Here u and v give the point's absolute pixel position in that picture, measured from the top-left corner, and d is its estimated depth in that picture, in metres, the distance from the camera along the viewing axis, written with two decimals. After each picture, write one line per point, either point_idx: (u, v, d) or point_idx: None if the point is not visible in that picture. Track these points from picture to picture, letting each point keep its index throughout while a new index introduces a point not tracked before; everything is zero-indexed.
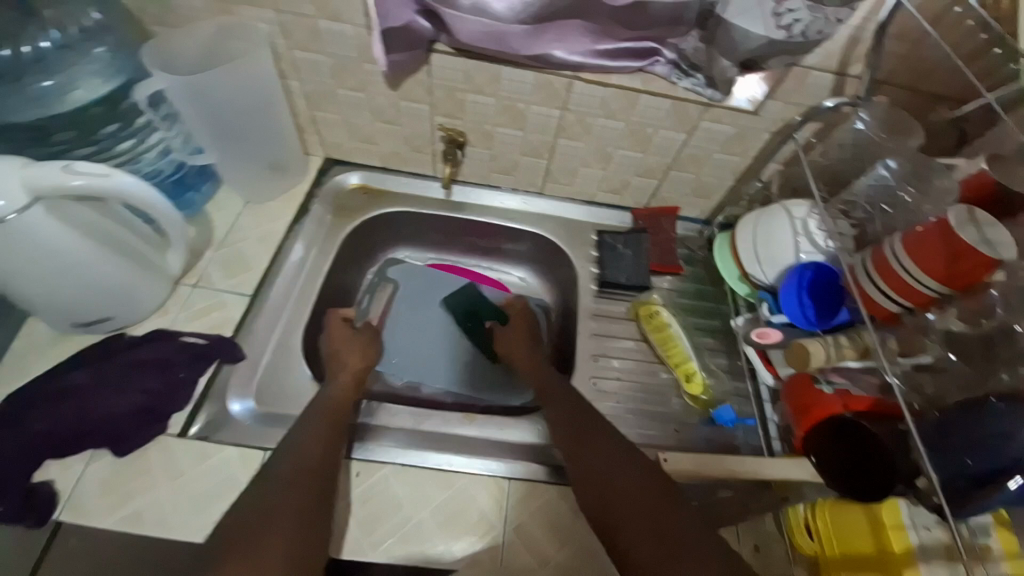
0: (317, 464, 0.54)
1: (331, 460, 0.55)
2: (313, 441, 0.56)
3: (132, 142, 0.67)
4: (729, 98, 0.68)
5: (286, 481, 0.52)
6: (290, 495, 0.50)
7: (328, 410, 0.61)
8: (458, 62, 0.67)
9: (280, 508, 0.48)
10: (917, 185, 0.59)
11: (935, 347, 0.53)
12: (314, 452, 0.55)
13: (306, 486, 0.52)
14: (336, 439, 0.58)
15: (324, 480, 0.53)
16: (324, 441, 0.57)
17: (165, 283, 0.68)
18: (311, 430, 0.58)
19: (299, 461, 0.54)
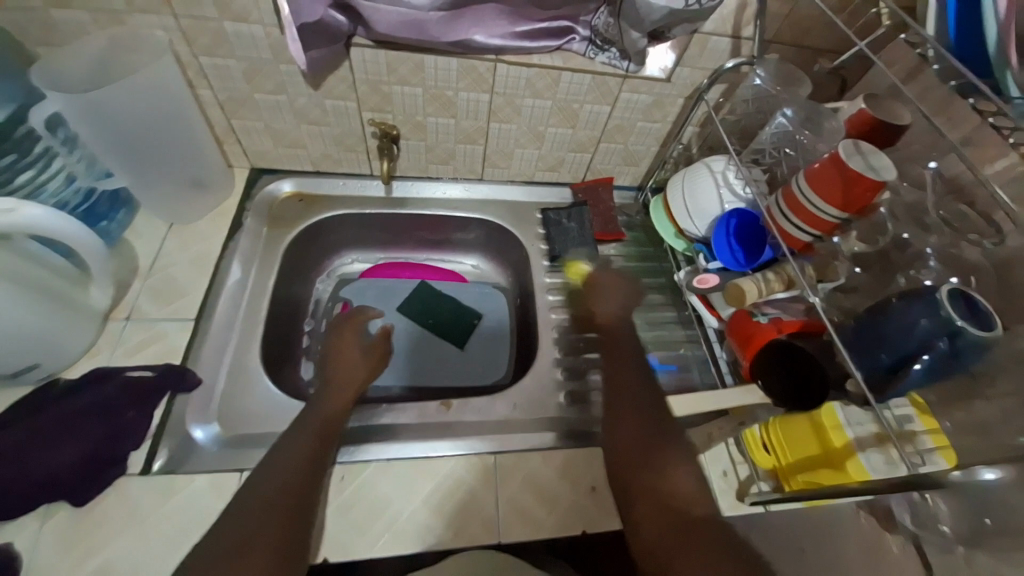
0: (294, 488, 0.52)
1: (311, 481, 0.53)
2: (297, 462, 0.54)
3: (32, 172, 0.61)
4: (643, 69, 0.73)
5: (259, 509, 0.49)
6: (267, 523, 0.47)
7: (316, 429, 0.58)
8: (380, 54, 0.67)
9: (256, 540, 0.46)
10: (812, 129, 0.67)
11: (844, 267, 0.61)
12: (292, 474, 0.53)
13: (282, 508, 0.49)
14: (320, 458, 0.56)
15: (301, 497, 0.51)
16: (305, 457, 0.55)
17: (94, 320, 0.63)
18: (290, 449, 0.55)
19: (280, 483, 0.51)
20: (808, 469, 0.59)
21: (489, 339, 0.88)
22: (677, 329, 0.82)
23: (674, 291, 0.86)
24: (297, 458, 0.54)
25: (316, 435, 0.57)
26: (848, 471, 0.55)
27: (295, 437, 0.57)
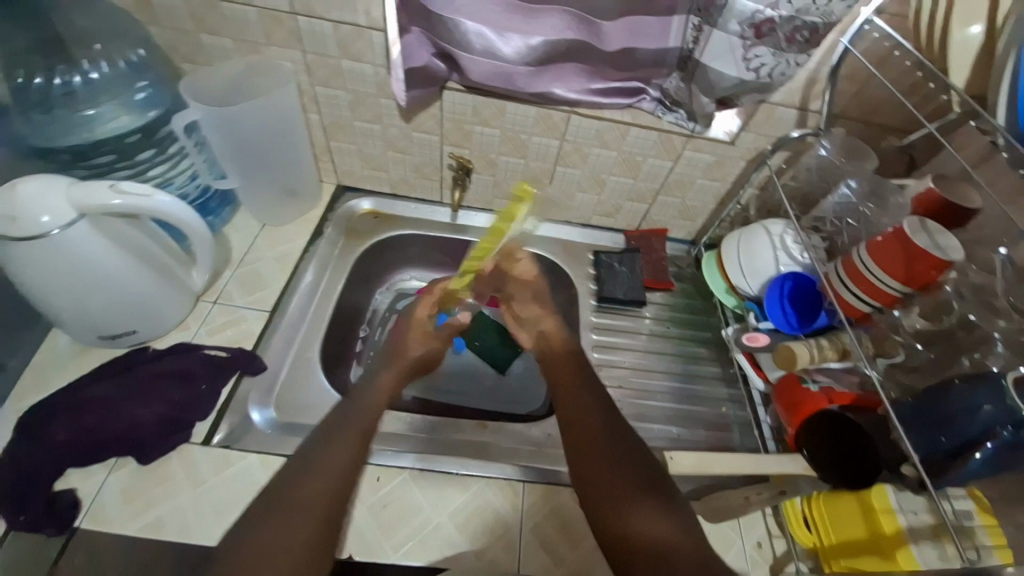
0: (332, 492, 0.49)
1: (348, 487, 0.50)
2: (342, 463, 0.51)
3: (165, 167, 0.72)
4: (708, 130, 0.76)
5: (297, 510, 0.47)
6: (303, 530, 0.45)
7: (360, 430, 0.55)
8: (468, 98, 0.75)
9: (284, 551, 0.44)
10: (876, 202, 0.67)
11: (904, 342, 0.59)
12: (339, 478, 0.50)
13: (316, 515, 0.47)
14: (361, 461, 0.53)
15: (336, 506, 0.48)
16: (348, 461, 0.52)
17: (188, 298, 0.72)
18: (337, 450, 0.52)
19: (319, 482, 0.49)
20: (852, 554, 0.57)
21: (529, 370, 0.90)
22: (720, 386, 0.81)
23: (719, 347, 0.85)
24: (338, 459, 0.51)
25: (358, 433, 0.54)
26: (895, 560, 0.53)
27: (333, 440, 0.53)
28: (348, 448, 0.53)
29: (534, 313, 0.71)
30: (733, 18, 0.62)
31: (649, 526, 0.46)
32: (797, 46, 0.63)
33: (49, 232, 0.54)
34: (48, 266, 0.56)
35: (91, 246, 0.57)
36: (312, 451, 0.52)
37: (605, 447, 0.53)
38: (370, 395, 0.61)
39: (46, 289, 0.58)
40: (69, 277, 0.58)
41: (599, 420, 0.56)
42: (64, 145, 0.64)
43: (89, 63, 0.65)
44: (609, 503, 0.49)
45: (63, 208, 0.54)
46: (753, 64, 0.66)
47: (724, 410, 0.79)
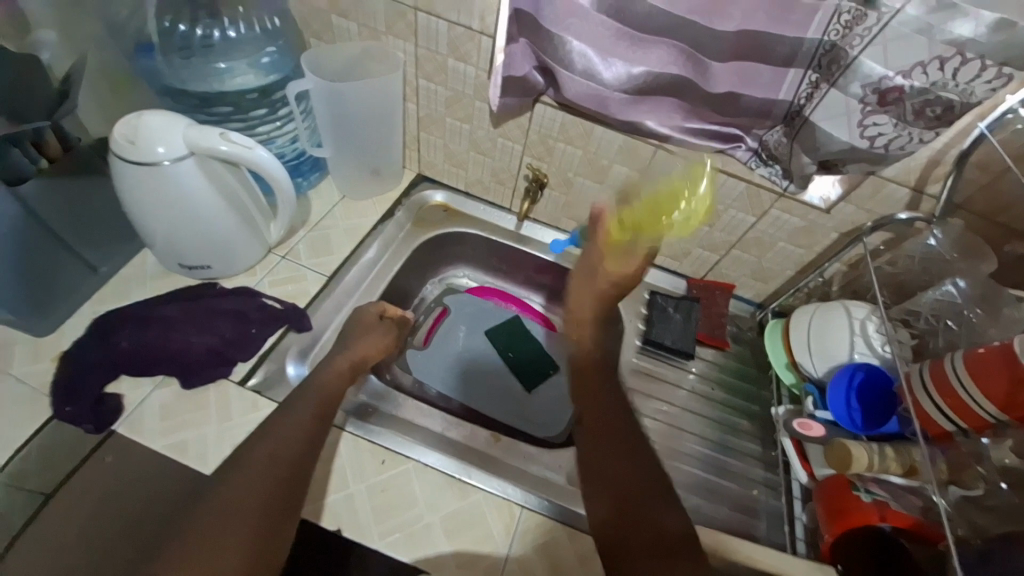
0: (294, 459, 0.56)
1: (307, 460, 0.56)
2: (294, 435, 0.57)
3: (270, 127, 0.79)
4: (803, 192, 0.71)
5: (256, 473, 0.54)
6: (263, 486, 0.53)
7: (317, 403, 0.61)
8: (559, 114, 0.75)
9: (246, 505, 0.51)
10: (986, 306, 0.59)
11: (986, 477, 0.51)
12: (294, 444, 0.57)
13: (277, 476, 0.54)
14: (318, 434, 0.59)
15: (293, 470, 0.55)
16: (305, 432, 0.58)
17: (261, 247, 0.77)
18: (292, 419, 0.59)
19: (275, 448, 0.56)
20: None
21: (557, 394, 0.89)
22: (757, 466, 0.74)
23: (765, 424, 0.78)
24: (295, 429, 0.58)
25: (309, 411, 0.60)
26: None
27: (291, 411, 0.59)
28: (304, 415, 0.59)
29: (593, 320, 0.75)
30: (857, 80, 0.58)
31: (664, 519, 0.54)
32: (925, 121, 0.58)
33: (161, 162, 0.60)
34: (156, 191, 0.62)
35: (192, 182, 0.63)
36: (276, 420, 0.59)
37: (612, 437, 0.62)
38: (323, 376, 0.65)
39: (146, 212, 0.65)
40: (168, 205, 0.64)
41: (605, 429, 0.63)
42: (193, 90, 0.73)
43: (230, 22, 0.74)
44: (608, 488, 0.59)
45: (178, 144, 0.61)
46: (869, 132, 0.61)
47: (755, 493, 0.72)
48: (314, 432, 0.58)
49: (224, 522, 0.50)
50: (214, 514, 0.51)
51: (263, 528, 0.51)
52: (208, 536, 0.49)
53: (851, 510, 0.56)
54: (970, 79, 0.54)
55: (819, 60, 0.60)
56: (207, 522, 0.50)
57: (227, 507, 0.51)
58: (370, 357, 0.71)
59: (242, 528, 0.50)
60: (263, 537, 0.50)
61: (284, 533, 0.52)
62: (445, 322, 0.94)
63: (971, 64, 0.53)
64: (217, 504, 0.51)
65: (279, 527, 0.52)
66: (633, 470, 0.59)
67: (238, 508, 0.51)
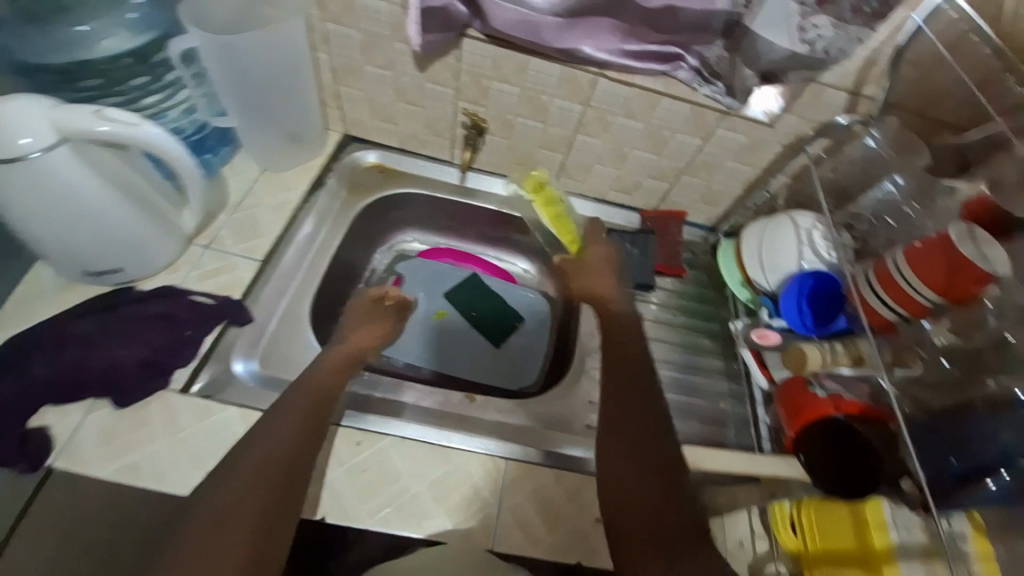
0: (292, 455, 0.53)
1: (301, 458, 0.53)
2: (290, 434, 0.54)
3: (160, 98, 0.68)
4: (744, 108, 0.69)
5: (250, 477, 0.50)
6: (264, 486, 0.50)
7: (312, 395, 0.58)
8: (489, 49, 0.68)
9: (239, 514, 0.47)
10: (921, 202, 0.61)
11: (928, 357, 0.54)
12: (290, 441, 0.53)
13: (277, 477, 0.51)
14: (316, 430, 0.56)
15: (291, 475, 0.51)
16: (299, 432, 0.54)
17: (179, 241, 0.69)
18: (286, 418, 0.55)
19: (270, 449, 0.52)
20: (836, 564, 0.53)
21: (526, 342, 0.88)
22: (722, 381, 0.78)
23: (726, 342, 0.81)
24: (290, 430, 0.54)
25: (299, 411, 0.56)
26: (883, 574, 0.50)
27: (286, 409, 0.56)
28: (296, 412, 0.56)
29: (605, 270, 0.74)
30: None
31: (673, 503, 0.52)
32: (862, 17, 0.58)
33: (27, 155, 0.50)
34: (30, 191, 0.52)
35: (73, 174, 0.54)
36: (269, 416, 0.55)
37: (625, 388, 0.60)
38: (318, 371, 0.61)
39: (22, 216, 0.55)
40: (49, 207, 0.55)
41: (623, 401, 0.59)
42: (53, 63, 0.60)
43: None
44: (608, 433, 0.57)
45: (46, 131, 0.51)
46: (808, 35, 0.60)
47: (723, 407, 0.76)
48: (312, 432, 0.55)
49: (214, 535, 0.45)
50: (199, 531, 0.46)
51: (260, 537, 0.47)
52: (199, 556, 0.44)
53: (809, 405, 0.59)
54: None
55: None
56: (193, 534, 0.46)
57: (219, 519, 0.46)
58: (367, 347, 0.69)
59: (240, 537, 0.46)
60: (264, 542, 0.47)
61: (278, 544, 0.48)
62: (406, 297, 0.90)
63: None
64: (206, 516, 0.47)
65: (277, 530, 0.48)
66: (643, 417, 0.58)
67: (232, 515, 0.47)
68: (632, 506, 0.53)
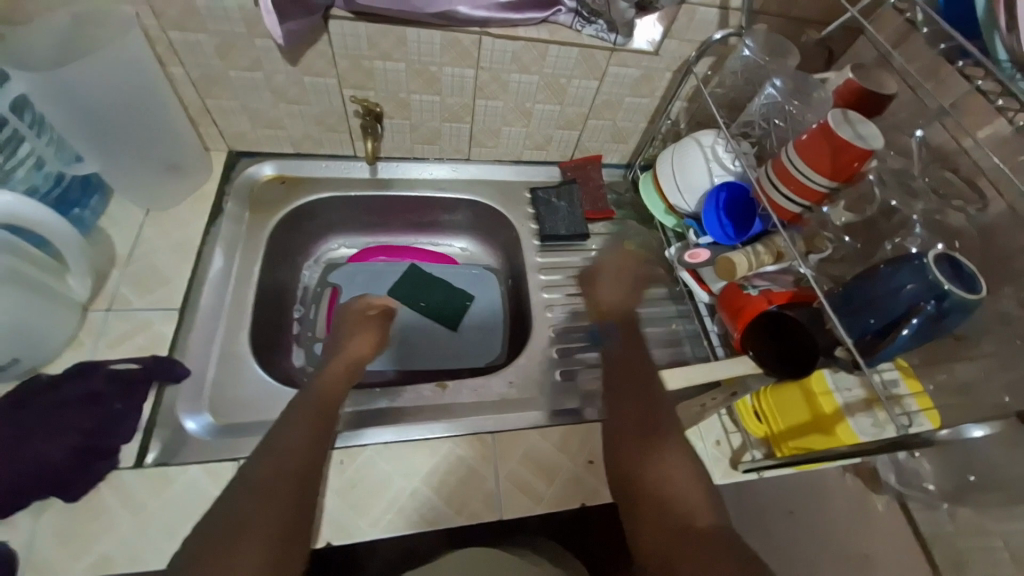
0: (302, 466, 0.51)
1: (312, 467, 0.52)
2: (297, 445, 0.53)
3: (6, 158, 0.59)
4: (631, 41, 0.72)
5: (264, 489, 0.49)
6: (281, 499, 0.48)
7: (314, 407, 0.57)
8: (361, 28, 0.64)
9: (256, 524, 0.46)
10: (801, 99, 0.66)
11: (831, 237, 0.60)
12: (298, 451, 0.52)
13: (290, 488, 0.50)
14: (320, 440, 0.54)
15: (303, 485, 0.50)
16: (309, 444, 0.53)
17: (73, 310, 0.62)
18: (292, 430, 0.54)
19: (281, 464, 0.51)
20: (798, 435, 0.59)
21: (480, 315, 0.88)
22: (668, 304, 0.83)
23: (666, 267, 0.85)
24: (297, 443, 0.53)
25: (304, 428, 0.55)
26: (836, 434, 0.56)
27: (290, 421, 0.55)
28: (301, 428, 0.55)
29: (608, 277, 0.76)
30: None
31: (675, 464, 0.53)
32: None
33: None
34: None
35: None
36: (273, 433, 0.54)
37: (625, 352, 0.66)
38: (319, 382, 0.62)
39: None
40: None
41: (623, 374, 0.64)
42: None
43: None
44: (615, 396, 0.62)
45: None
46: None
47: (675, 327, 0.81)
48: (318, 442, 0.54)
49: (233, 546, 0.44)
50: (213, 546, 0.44)
51: (278, 548, 0.45)
52: (219, 568, 0.42)
53: (746, 305, 0.64)
54: None
55: None
56: (203, 556, 0.44)
57: (237, 530, 0.45)
58: (363, 354, 0.69)
59: (259, 545, 0.44)
60: (281, 554, 0.45)
61: (297, 556, 0.46)
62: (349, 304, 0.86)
63: None
64: (224, 527, 0.45)
65: (293, 541, 0.46)
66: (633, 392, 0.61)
67: (244, 531, 0.45)
68: (633, 488, 0.54)
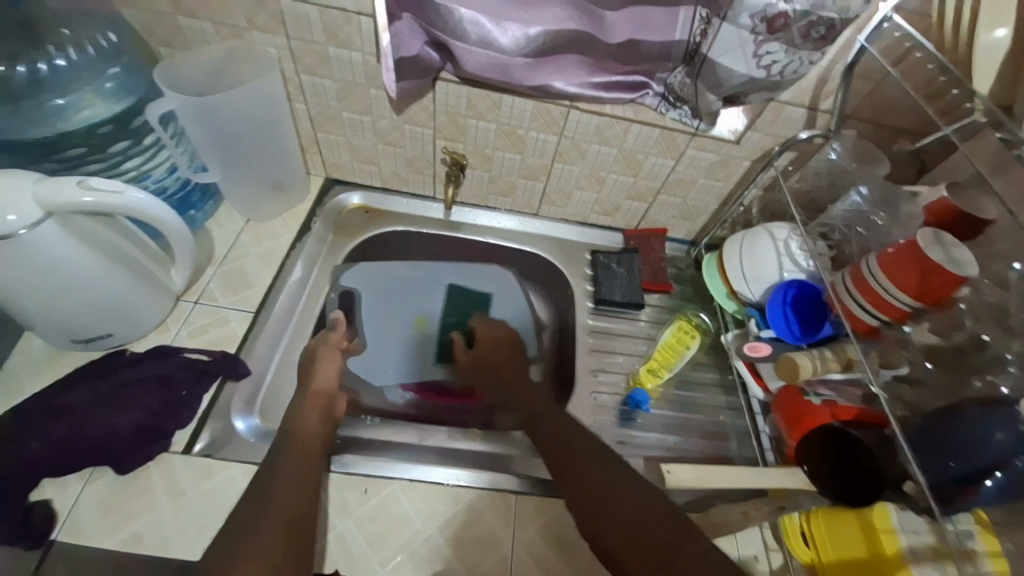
0: (292, 501, 0.54)
1: (302, 504, 0.55)
2: (290, 480, 0.56)
3: (140, 160, 0.68)
4: (712, 128, 0.73)
5: (256, 528, 0.51)
6: (292, 487, 0.55)
7: (300, 440, 0.60)
8: (463, 90, 0.71)
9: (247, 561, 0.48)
10: (886, 211, 0.64)
11: (914, 358, 0.55)
12: (289, 488, 0.55)
13: (301, 482, 0.56)
14: (311, 474, 0.58)
15: (296, 520, 0.53)
16: (299, 478, 0.57)
17: (167, 298, 0.69)
18: (281, 463, 0.57)
19: (293, 457, 0.58)
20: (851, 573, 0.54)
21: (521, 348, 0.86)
22: (718, 393, 0.80)
23: (719, 353, 0.83)
24: (288, 478, 0.56)
25: (301, 452, 0.59)
26: None
27: (280, 456, 0.58)
28: (313, 424, 0.63)
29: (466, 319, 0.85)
30: (744, 11, 0.57)
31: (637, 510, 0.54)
32: (812, 43, 0.58)
33: (14, 233, 0.50)
34: (16, 269, 0.52)
35: (60, 246, 0.54)
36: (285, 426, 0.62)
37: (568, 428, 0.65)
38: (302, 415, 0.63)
39: (7, 292, 0.54)
40: (33, 283, 0.54)
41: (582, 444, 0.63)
42: (31, 138, 0.60)
43: (56, 49, 0.62)
44: (571, 470, 0.60)
45: (28, 206, 0.50)
46: (764, 61, 0.61)
47: (722, 418, 0.77)
48: (307, 475, 0.57)
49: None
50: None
51: None
52: None
53: (806, 414, 0.61)
54: None
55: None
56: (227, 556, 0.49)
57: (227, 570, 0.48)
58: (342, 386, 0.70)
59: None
60: None
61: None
62: (388, 318, 0.87)
63: None
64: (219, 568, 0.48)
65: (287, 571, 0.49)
66: (602, 459, 0.60)
67: (261, 516, 0.52)
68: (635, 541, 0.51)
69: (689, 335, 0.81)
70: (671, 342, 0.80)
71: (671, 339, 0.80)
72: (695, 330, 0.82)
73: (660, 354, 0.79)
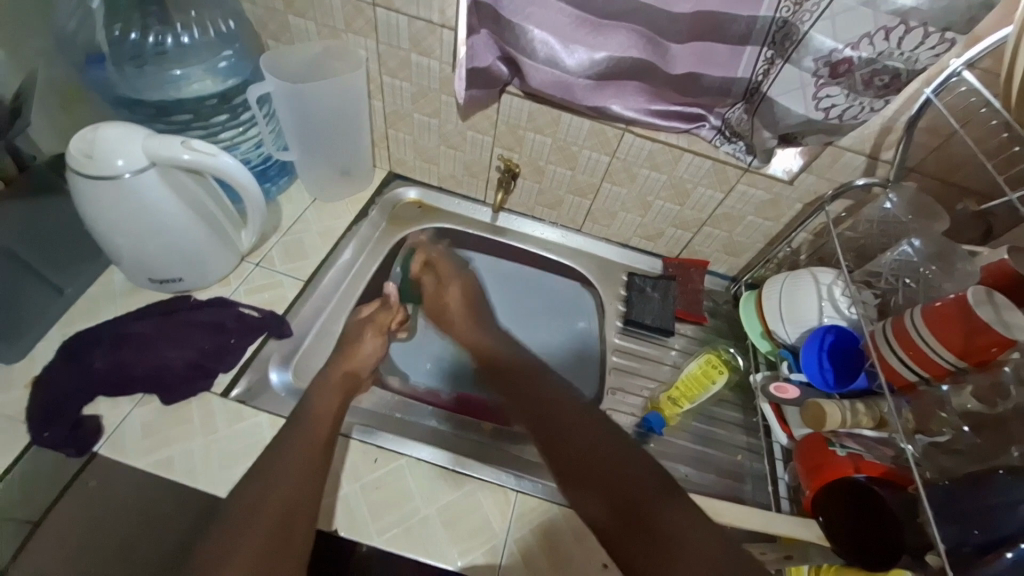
0: (288, 493, 0.55)
1: (302, 495, 0.55)
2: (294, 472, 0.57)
3: (234, 133, 0.77)
4: (767, 166, 0.73)
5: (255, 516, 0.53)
6: (295, 480, 0.56)
7: (310, 428, 0.61)
8: (526, 103, 0.75)
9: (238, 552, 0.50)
10: (940, 264, 0.61)
11: (950, 421, 0.52)
12: (290, 478, 0.56)
13: (303, 464, 0.58)
14: (319, 465, 0.58)
15: (287, 509, 0.54)
16: (305, 468, 0.57)
17: (234, 257, 0.76)
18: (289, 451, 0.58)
19: (299, 450, 0.58)
20: None
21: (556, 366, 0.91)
22: (739, 433, 0.77)
23: (745, 393, 0.81)
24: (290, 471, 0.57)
25: (309, 443, 0.59)
26: None
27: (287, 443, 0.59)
28: (327, 408, 0.63)
29: (440, 282, 0.84)
30: (809, 54, 0.59)
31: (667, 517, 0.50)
32: (875, 90, 0.60)
33: (120, 175, 0.58)
34: (118, 207, 0.61)
35: (156, 193, 0.62)
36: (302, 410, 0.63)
37: (573, 436, 0.59)
38: (313, 405, 0.63)
39: (107, 227, 0.63)
40: (129, 222, 0.63)
41: (588, 452, 0.57)
42: (149, 100, 0.70)
43: (183, 26, 0.71)
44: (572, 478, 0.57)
45: (138, 155, 0.59)
46: (823, 103, 0.62)
47: (739, 459, 0.75)
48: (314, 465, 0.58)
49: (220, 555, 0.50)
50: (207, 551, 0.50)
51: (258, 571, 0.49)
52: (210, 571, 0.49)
53: (827, 463, 0.58)
54: (914, 47, 0.55)
55: (773, 36, 0.62)
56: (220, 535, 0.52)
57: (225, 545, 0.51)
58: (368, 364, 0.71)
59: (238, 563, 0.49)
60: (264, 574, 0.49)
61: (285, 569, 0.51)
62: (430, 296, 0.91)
63: (915, 32, 0.54)
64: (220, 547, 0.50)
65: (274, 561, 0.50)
66: (633, 468, 0.55)
67: (258, 509, 0.54)
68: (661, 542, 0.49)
69: (718, 370, 0.76)
70: (697, 375, 0.75)
71: (697, 372, 0.76)
72: (724, 365, 0.77)
73: (682, 385, 0.75)
